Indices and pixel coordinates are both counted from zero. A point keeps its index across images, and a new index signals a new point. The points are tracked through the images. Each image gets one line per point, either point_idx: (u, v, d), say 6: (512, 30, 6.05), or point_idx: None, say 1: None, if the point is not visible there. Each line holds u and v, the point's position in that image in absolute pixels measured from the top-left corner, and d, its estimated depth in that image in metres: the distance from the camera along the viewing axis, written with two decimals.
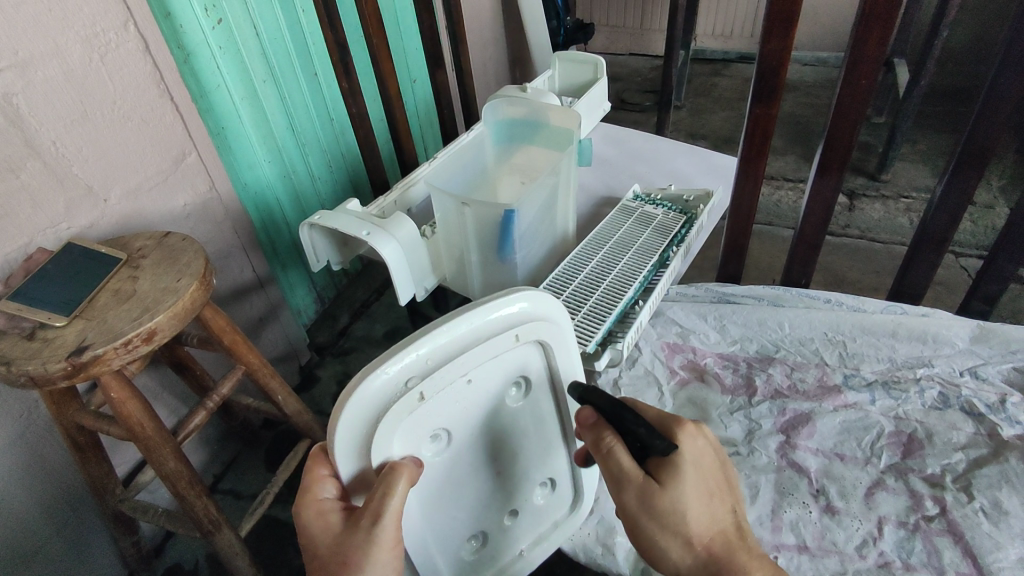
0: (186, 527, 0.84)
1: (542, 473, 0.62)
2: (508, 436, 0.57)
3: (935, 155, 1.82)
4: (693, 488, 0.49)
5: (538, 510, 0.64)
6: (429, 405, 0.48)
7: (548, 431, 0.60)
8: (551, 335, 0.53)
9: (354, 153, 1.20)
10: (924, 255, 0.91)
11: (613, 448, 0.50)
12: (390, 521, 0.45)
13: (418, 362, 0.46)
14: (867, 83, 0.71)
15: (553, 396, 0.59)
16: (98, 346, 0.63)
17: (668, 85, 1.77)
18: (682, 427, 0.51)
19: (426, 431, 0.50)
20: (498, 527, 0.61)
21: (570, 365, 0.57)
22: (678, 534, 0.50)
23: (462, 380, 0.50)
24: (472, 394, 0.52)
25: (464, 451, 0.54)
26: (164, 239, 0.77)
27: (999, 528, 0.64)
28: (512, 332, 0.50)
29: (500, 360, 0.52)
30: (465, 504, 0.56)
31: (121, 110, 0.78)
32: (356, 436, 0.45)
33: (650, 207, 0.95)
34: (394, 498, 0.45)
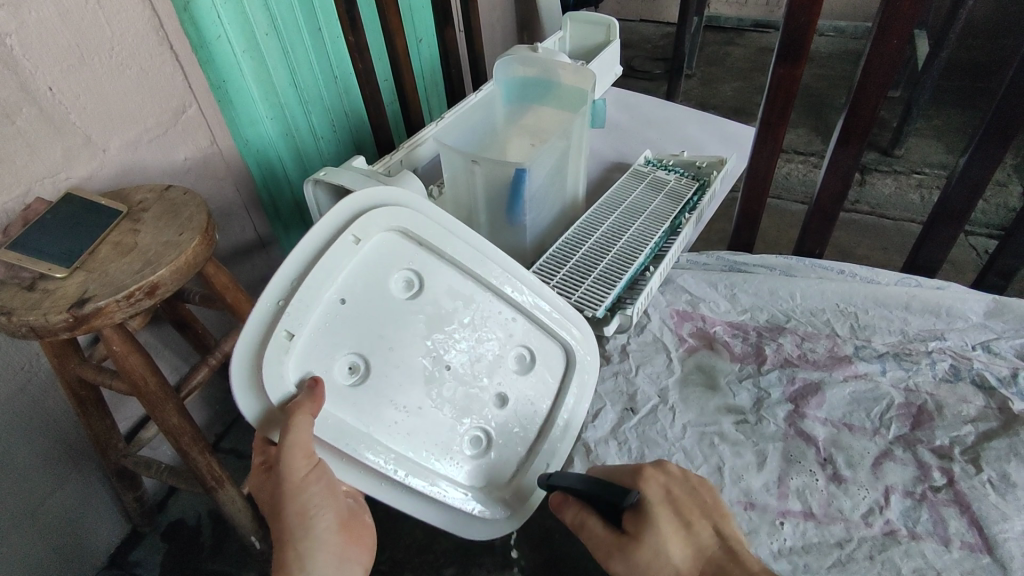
0: (189, 484, 0.84)
1: (510, 346, 0.61)
2: (438, 333, 0.56)
3: (950, 131, 1.78)
4: (662, 525, 0.52)
5: (534, 384, 0.62)
6: (313, 335, 0.50)
7: (481, 307, 0.59)
8: (396, 214, 0.53)
9: (360, 113, 1.12)
10: (940, 229, 0.89)
11: (587, 521, 0.55)
12: (295, 456, 0.48)
13: (270, 306, 0.48)
14: (898, 45, 0.69)
15: (461, 272, 0.57)
16: (100, 297, 0.62)
17: (680, 51, 1.72)
18: (641, 472, 0.55)
19: (331, 356, 0.51)
20: (495, 422, 0.60)
21: (442, 232, 0.56)
22: (666, 574, 0.51)
23: (338, 300, 0.51)
24: (366, 304, 0.52)
25: (388, 359, 0.54)
26: (166, 192, 0.76)
27: (1006, 499, 0.64)
28: (348, 235, 0.50)
29: (367, 263, 0.52)
30: (428, 414, 0.56)
31: (120, 57, 0.76)
32: (250, 387, 0.48)
33: (662, 172, 0.93)
34: (291, 434, 0.47)
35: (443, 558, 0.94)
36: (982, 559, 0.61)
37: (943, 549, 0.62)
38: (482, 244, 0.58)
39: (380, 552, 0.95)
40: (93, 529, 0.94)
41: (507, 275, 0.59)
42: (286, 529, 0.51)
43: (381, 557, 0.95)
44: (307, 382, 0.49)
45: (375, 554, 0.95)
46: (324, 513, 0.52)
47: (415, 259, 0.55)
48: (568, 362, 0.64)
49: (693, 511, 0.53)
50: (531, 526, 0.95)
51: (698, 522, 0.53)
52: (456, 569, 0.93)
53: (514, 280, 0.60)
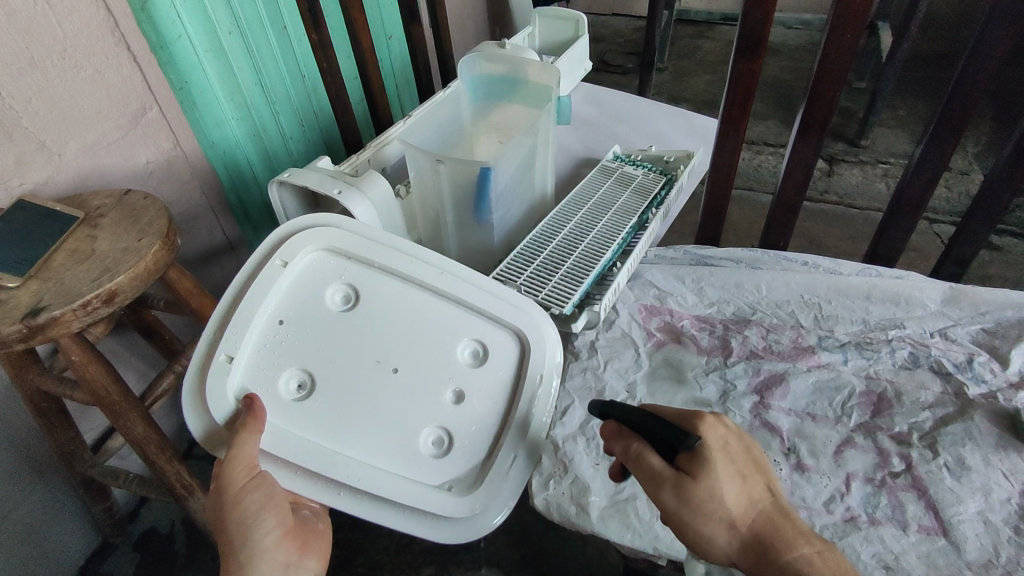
0: (159, 493, 0.83)
1: (458, 340, 0.60)
2: (378, 339, 0.58)
3: (914, 121, 1.82)
4: (723, 472, 0.51)
5: (491, 373, 0.60)
6: (252, 355, 0.56)
7: (421, 306, 0.60)
8: (314, 238, 0.60)
9: (327, 113, 1.11)
10: (899, 218, 0.91)
11: (641, 453, 0.53)
12: (238, 469, 0.52)
13: (211, 332, 0.56)
14: (853, 38, 0.70)
15: (397, 278, 0.60)
16: (55, 307, 0.60)
17: (650, 45, 1.73)
18: (702, 419, 0.54)
19: (271, 373, 0.56)
20: (451, 417, 0.58)
21: (364, 243, 0.60)
22: (719, 519, 0.50)
23: (274, 321, 0.57)
24: (301, 322, 0.57)
25: (328, 367, 0.57)
26: (125, 197, 0.74)
27: (961, 482, 0.66)
28: (274, 260, 0.58)
29: (299, 284, 0.59)
30: (388, 420, 0.57)
31: (73, 59, 0.74)
32: (196, 405, 0.54)
33: (630, 167, 0.93)
34: (236, 447, 0.51)
35: (420, 557, 0.94)
36: (938, 542, 0.62)
37: (901, 533, 0.63)
38: (411, 246, 0.61)
39: (357, 555, 0.95)
40: (61, 542, 0.92)
41: (442, 272, 0.61)
42: (228, 539, 0.53)
43: (358, 560, 0.94)
44: (244, 400, 0.54)
45: (351, 557, 0.95)
46: (266, 521, 0.53)
47: (345, 271, 0.59)
48: (523, 347, 0.61)
49: (748, 465, 0.53)
50: (509, 522, 0.95)
51: (753, 475, 0.53)
52: (433, 569, 0.92)
53: (450, 275, 0.61)
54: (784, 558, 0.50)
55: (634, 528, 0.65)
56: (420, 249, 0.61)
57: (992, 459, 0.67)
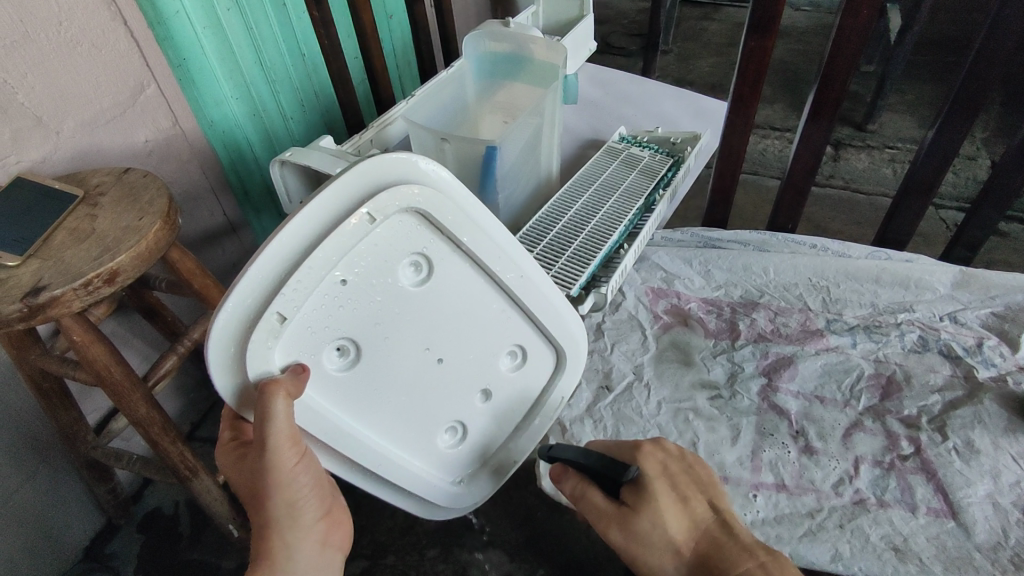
0: (163, 474, 0.83)
1: (505, 343, 0.59)
2: (432, 322, 0.53)
3: (923, 105, 1.79)
4: (659, 499, 0.52)
5: (514, 384, 0.62)
6: (303, 321, 0.46)
7: (483, 299, 0.55)
8: (415, 197, 0.45)
9: (329, 94, 1.09)
10: (910, 202, 0.90)
11: (585, 493, 0.56)
12: (278, 439, 0.46)
13: (264, 285, 0.43)
14: (869, 15, 0.68)
15: (475, 264, 0.52)
16: (56, 286, 0.59)
17: (655, 27, 1.70)
18: (639, 449, 0.56)
19: (319, 341, 0.48)
20: (471, 414, 0.61)
21: (465, 223, 0.49)
22: (662, 547, 0.50)
23: (336, 282, 0.45)
24: (364, 288, 0.47)
25: (379, 348, 0.51)
26: (124, 176, 0.73)
27: (970, 465, 0.66)
28: (357, 214, 0.43)
29: (375, 244, 0.46)
30: (418, 404, 0.57)
31: (68, 33, 0.72)
32: (228, 364, 0.45)
33: (636, 149, 0.92)
34: (273, 418, 0.45)
35: (425, 538, 0.94)
36: (947, 524, 0.62)
37: (910, 516, 0.63)
38: (505, 237, 0.52)
39: (362, 536, 0.95)
40: (65, 522, 0.92)
41: (522, 279, 0.55)
42: (269, 523, 0.50)
43: (363, 541, 0.94)
44: (291, 368, 0.47)
45: (357, 538, 0.95)
46: (310, 502, 0.51)
47: (428, 247, 0.49)
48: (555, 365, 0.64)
49: (689, 487, 0.54)
50: (513, 504, 0.96)
51: (695, 499, 0.53)
52: (438, 550, 0.92)
53: (527, 281, 0.55)
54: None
55: None
56: (512, 242, 0.53)
57: (1001, 442, 0.67)
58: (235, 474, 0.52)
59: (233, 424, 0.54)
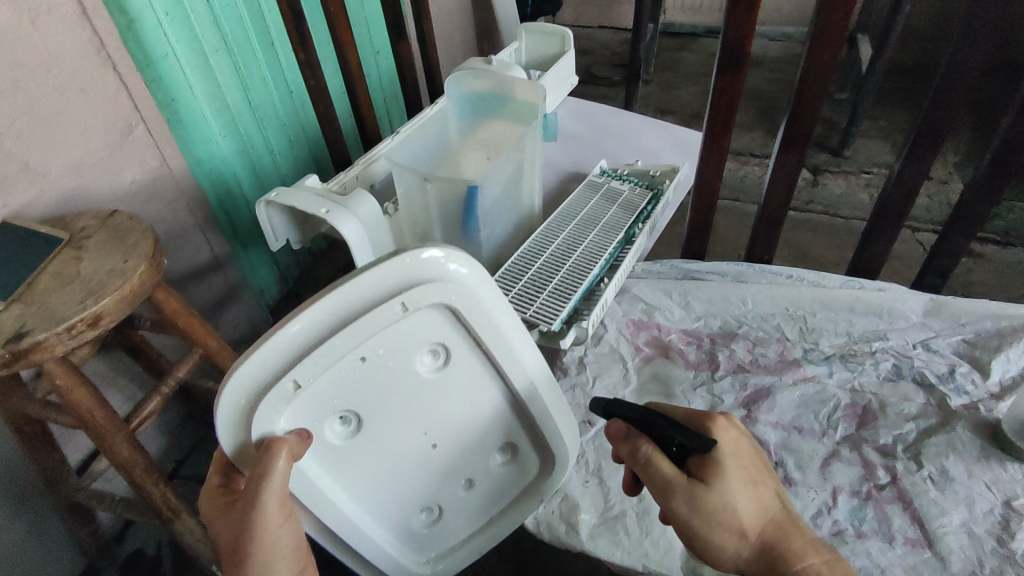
0: (145, 516, 0.82)
1: (500, 439, 0.59)
2: (434, 411, 0.54)
3: (896, 131, 1.84)
4: (736, 480, 0.49)
5: (501, 475, 0.63)
6: (317, 391, 0.47)
7: (487, 398, 0.56)
8: (449, 296, 0.47)
9: (314, 129, 1.14)
10: (881, 230, 0.93)
11: (651, 458, 0.50)
12: (271, 500, 0.46)
13: (291, 351, 0.44)
14: (831, 57, 0.71)
15: (488, 365, 0.54)
16: (39, 331, 0.59)
17: (635, 59, 1.74)
18: (712, 422, 0.51)
19: (325, 410, 0.48)
20: (453, 498, 0.61)
21: (491, 327, 0.50)
22: (731, 528, 0.49)
23: (355, 359, 0.47)
24: (376, 371, 0.48)
25: (381, 427, 0.52)
26: (110, 218, 0.73)
27: (945, 494, 0.67)
28: (394, 301, 0.45)
29: (401, 330, 0.47)
30: (407, 483, 0.57)
31: (58, 79, 0.73)
32: (236, 417, 0.46)
33: (616, 183, 0.94)
34: (270, 479, 0.45)
35: None
36: (924, 553, 0.63)
37: (888, 546, 0.64)
38: (526, 344, 0.53)
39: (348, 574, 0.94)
40: (44, 568, 0.90)
41: (530, 389, 0.56)
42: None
43: None
44: (294, 433, 0.47)
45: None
46: (286, 563, 0.50)
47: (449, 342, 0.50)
48: (546, 468, 0.64)
49: (757, 469, 0.51)
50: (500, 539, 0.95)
51: (761, 480, 0.51)
52: None
53: (536, 390, 0.56)
54: (794, 568, 0.48)
55: (624, 544, 0.67)
56: (532, 351, 0.55)
57: (974, 469, 0.68)
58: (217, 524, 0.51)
59: (224, 471, 0.54)
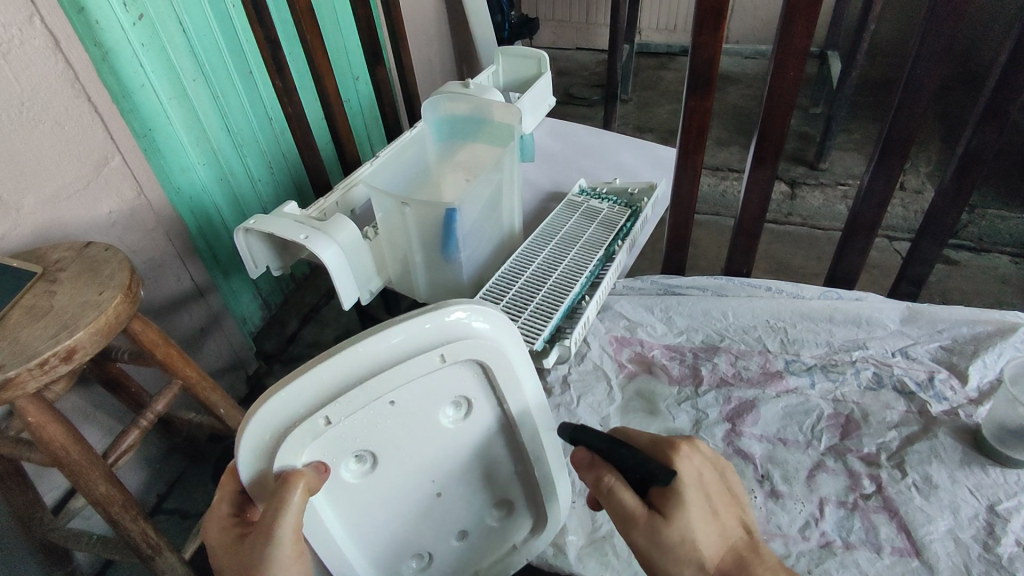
0: (124, 554, 0.79)
1: (498, 492, 0.59)
2: (445, 460, 0.54)
3: (868, 143, 1.89)
4: (697, 511, 0.46)
5: (492, 528, 0.62)
6: (344, 430, 0.46)
7: (494, 454, 0.56)
8: (484, 355, 0.49)
9: (295, 155, 1.15)
10: (856, 240, 0.95)
11: (613, 489, 0.47)
12: (285, 536, 0.43)
13: (330, 387, 0.44)
14: (795, 76, 0.73)
15: (503, 424, 0.55)
16: (10, 367, 0.58)
17: (612, 79, 1.77)
18: (677, 450, 0.48)
19: (344, 450, 0.47)
20: (443, 548, 0.60)
21: (514, 387, 0.52)
22: (689, 560, 0.46)
23: (384, 402, 0.47)
24: (399, 416, 0.48)
25: (396, 471, 0.51)
26: (85, 250, 0.72)
27: (930, 501, 0.68)
28: (434, 352, 0.46)
29: (431, 379, 0.48)
30: (406, 531, 0.56)
31: (32, 112, 0.73)
32: (259, 449, 0.44)
33: (595, 201, 0.94)
34: (284, 511, 0.43)
35: None
36: (911, 562, 0.64)
37: (876, 556, 0.64)
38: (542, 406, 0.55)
39: None
40: None
41: (539, 450, 0.56)
42: None
43: None
44: (313, 467, 0.46)
45: None
46: None
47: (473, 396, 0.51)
48: (535, 527, 0.63)
49: (723, 500, 0.49)
50: None
51: (724, 511, 0.49)
52: None
53: (543, 451, 0.57)
54: None
55: (613, 565, 0.69)
56: (546, 411, 0.56)
57: (957, 475, 0.69)
58: (225, 565, 0.46)
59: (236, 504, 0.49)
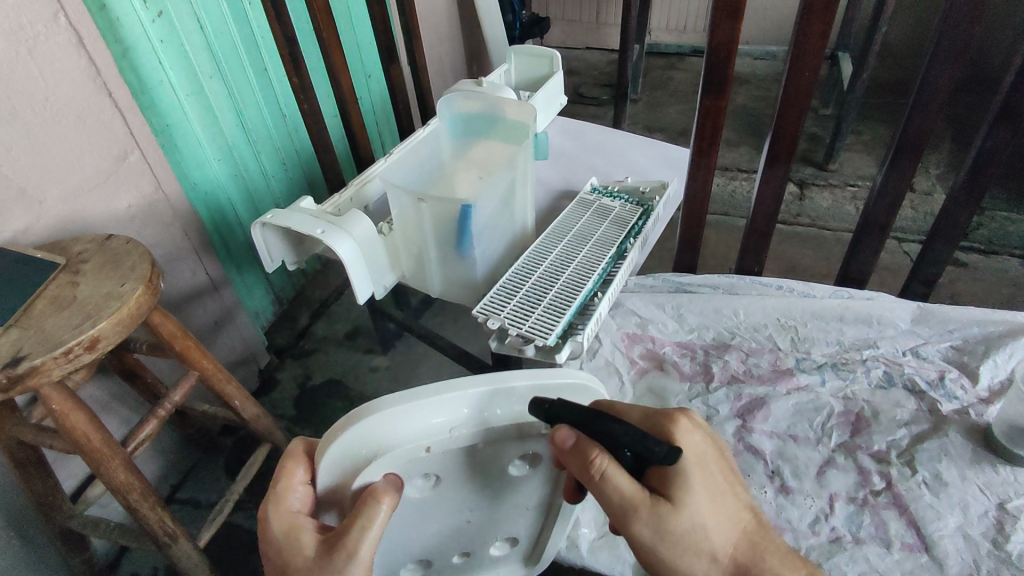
0: (140, 542, 0.81)
1: (514, 531, 0.61)
2: (490, 496, 0.55)
3: (879, 144, 1.88)
4: (704, 497, 0.47)
5: (490, 556, 0.63)
6: (435, 459, 0.47)
7: (529, 502, 0.58)
8: None
9: (309, 152, 1.17)
10: (867, 241, 0.95)
11: (608, 474, 0.44)
12: (366, 553, 0.44)
13: (447, 422, 0.46)
14: (810, 76, 0.73)
15: (551, 482, 0.57)
16: (36, 356, 0.59)
17: (623, 78, 1.78)
18: (673, 429, 0.48)
19: (418, 472, 0.49)
20: (442, 565, 0.60)
21: None
22: (700, 547, 0.48)
23: (475, 445, 0.48)
24: (477, 456, 0.50)
25: (449, 497, 0.53)
26: (107, 242, 0.74)
27: (939, 497, 0.68)
28: (542, 419, 0.48)
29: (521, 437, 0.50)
30: (423, 546, 0.56)
31: (56, 107, 0.74)
32: (353, 450, 0.45)
33: (607, 200, 0.95)
34: (371, 528, 0.43)
35: None
36: (921, 558, 0.64)
37: (886, 551, 0.65)
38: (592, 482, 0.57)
39: None
40: None
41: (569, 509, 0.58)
42: None
43: None
44: (386, 476, 0.46)
45: None
46: None
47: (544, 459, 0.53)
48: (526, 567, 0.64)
49: (723, 477, 0.50)
50: None
51: (728, 492, 0.50)
52: None
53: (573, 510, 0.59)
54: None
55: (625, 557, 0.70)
56: None
57: (967, 473, 0.70)
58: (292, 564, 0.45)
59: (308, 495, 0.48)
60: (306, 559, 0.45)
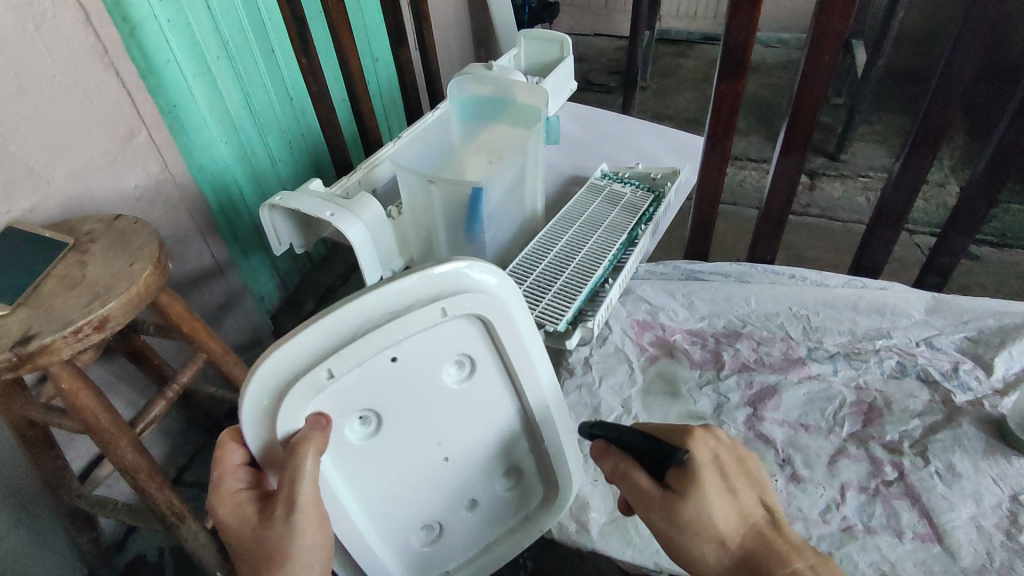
0: (149, 522, 0.81)
1: (507, 463, 0.59)
2: (446, 420, 0.53)
3: (892, 134, 1.86)
4: (712, 492, 0.47)
5: (501, 498, 0.62)
6: (346, 383, 0.45)
7: (495, 418, 0.55)
8: (483, 312, 0.47)
9: (316, 134, 1.16)
10: (881, 230, 0.94)
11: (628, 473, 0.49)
12: (305, 504, 0.45)
13: (330, 343, 0.43)
14: (830, 60, 0.72)
15: (507, 386, 0.54)
16: (45, 334, 0.59)
17: (633, 64, 1.75)
18: (690, 434, 0.49)
19: (350, 408, 0.47)
20: (455, 517, 0.60)
21: (519, 347, 0.51)
22: (708, 537, 0.47)
23: (385, 357, 0.46)
24: (406, 374, 0.48)
25: (400, 433, 0.51)
26: (115, 222, 0.73)
27: (952, 488, 0.68)
28: (436, 306, 0.45)
29: (434, 333, 0.47)
30: (412, 496, 0.56)
31: (63, 85, 0.73)
32: (263, 409, 0.44)
33: (618, 185, 0.94)
34: (302, 481, 0.44)
35: None
36: (933, 548, 0.64)
37: (897, 541, 0.65)
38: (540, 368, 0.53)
39: None
40: None
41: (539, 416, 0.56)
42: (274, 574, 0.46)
43: None
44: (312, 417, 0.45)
45: None
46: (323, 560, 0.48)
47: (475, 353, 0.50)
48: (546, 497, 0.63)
49: (740, 478, 0.49)
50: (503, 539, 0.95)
51: (742, 489, 0.49)
52: None
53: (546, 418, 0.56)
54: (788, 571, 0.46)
55: (634, 544, 0.69)
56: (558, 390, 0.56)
57: (981, 464, 0.69)
58: (247, 538, 0.47)
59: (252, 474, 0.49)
60: (255, 528, 0.46)
